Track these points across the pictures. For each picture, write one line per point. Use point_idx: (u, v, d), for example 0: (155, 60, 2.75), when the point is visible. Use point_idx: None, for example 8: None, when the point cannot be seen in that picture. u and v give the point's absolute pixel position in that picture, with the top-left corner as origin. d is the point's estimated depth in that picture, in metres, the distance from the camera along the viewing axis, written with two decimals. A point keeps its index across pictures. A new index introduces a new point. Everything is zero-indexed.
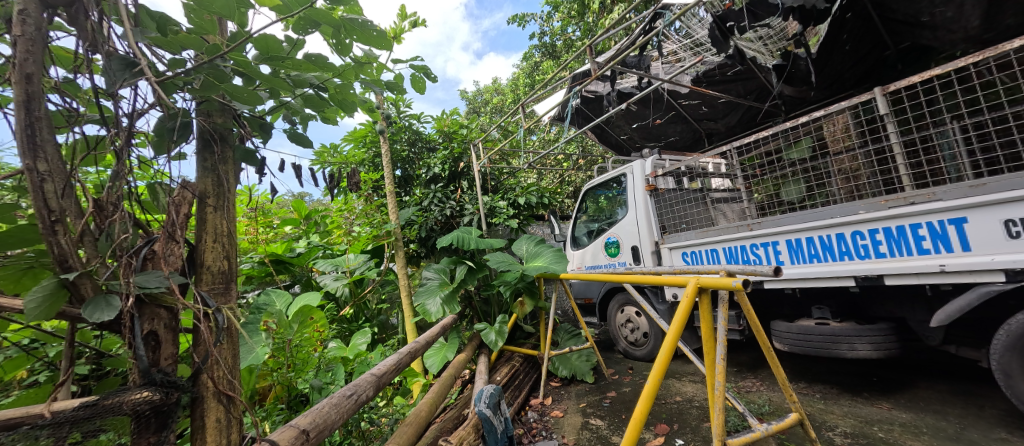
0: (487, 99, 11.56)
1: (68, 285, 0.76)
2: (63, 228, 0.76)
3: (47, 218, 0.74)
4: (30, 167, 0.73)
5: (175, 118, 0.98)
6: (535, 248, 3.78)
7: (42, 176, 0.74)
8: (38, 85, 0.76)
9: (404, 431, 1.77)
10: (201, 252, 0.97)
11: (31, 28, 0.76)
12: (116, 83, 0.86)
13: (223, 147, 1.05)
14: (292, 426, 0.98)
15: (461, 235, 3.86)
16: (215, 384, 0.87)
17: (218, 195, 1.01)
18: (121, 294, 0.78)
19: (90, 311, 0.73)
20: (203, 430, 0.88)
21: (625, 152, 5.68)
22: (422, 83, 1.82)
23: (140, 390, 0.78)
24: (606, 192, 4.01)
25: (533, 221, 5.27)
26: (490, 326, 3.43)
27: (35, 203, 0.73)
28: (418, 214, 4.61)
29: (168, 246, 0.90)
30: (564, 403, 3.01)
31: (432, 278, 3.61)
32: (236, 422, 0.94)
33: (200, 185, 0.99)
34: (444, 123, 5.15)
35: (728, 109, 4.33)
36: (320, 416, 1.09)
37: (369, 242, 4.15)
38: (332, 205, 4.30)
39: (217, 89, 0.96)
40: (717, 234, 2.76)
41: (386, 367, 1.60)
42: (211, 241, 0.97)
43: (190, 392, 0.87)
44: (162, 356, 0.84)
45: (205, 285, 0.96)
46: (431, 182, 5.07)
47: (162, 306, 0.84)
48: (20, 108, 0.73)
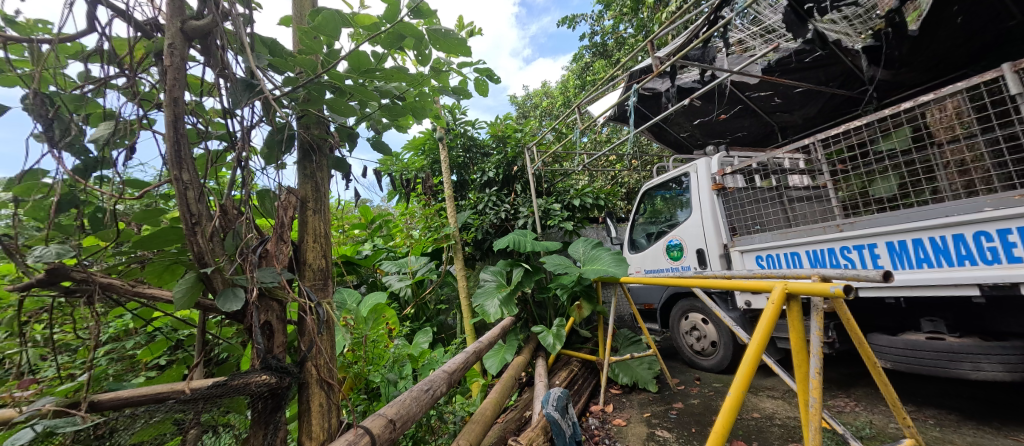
0: (537, 102, 11.63)
1: (203, 279, 0.87)
2: (200, 230, 0.87)
3: (189, 221, 0.86)
4: (178, 176, 0.85)
5: (282, 132, 1.09)
6: (591, 251, 3.71)
7: (185, 184, 0.86)
8: (182, 106, 0.88)
9: (472, 429, 1.81)
10: (303, 250, 1.06)
11: (177, 58, 0.89)
12: (239, 102, 0.98)
13: (320, 156, 1.16)
14: (381, 415, 1.04)
15: (517, 238, 3.91)
16: (318, 371, 0.95)
17: (317, 199, 1.11)
18: (244, 286, 0.88)
19: (223, 300, 0.84)
20: (309, 414, 0.96)
21: (686, 150, 5.40)
22: (485, 88, 1.88)
23: (259, 373, 0.87)
24: (665, 193, 3.86)
25: (588, 223, 5.20)
26: (548, 329, 3.41)
27: (180, 207, 0.85)
28: (474, 217, 4.72)
29: (278, 246, 1.00)
30: (626, 411, 2.89)
31: (490, 281, 3.70)
32: (335, 408, 1.01)
33: (302, 190, 1.10)
34: (498, 128, 5.24)
35: (806, 99, 3.97)
36: (404, 407, 1.14)
37: (429, 245, 4.32)
38: (395, 210, 4.55)
39: (319, 102, 1.06)
40: (799, 236, 2.53)
41: (456, 364, 1.65)
42: (312, 241, 1.07)
43: (298, 378, 0.95)
44: (275, 344, 0.93)
45: (308, 281, 1.05)
46: (486, 186, 5.18)
47: (274, 299, 0.94)
48: (170, 127, 0.86)
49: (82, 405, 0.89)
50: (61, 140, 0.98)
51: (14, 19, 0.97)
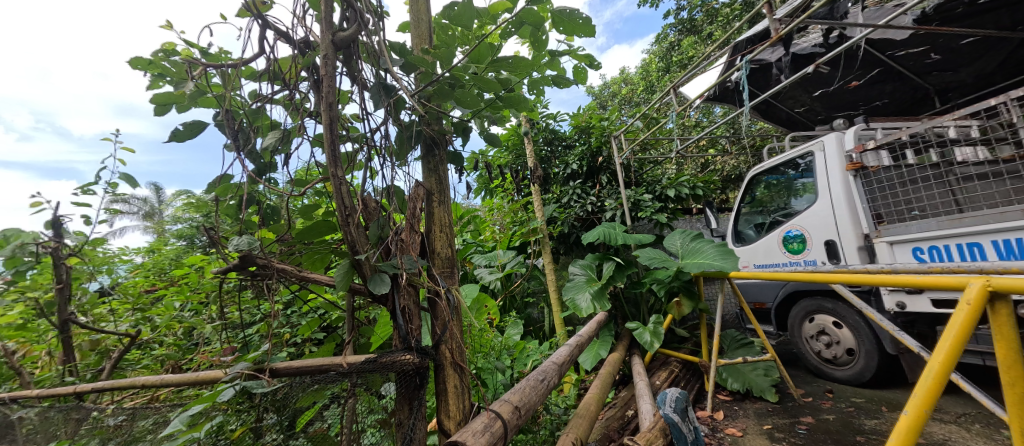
0: (615, 91, 11.12)
1: (355, 265, 0.96)
2: (353, 221, 0.97)
3: (344, 213, 0.96)
4: (335, 173, 0.96)
5: (410, 129, 1.16)
6: (691, 244, 3.40)
7: (340, 180, 0.96)
8: (335, 111, 0.99)
9: (579, 423, 1.72)
10: (431, 239, 1.12)
11: (330, 67, 0.99)
12: (379, 103, 1.07)
13: (440, 151, 1.22)
14: (507, 401, 1.06)
15: (606, 230, 3.76)
16: (452, 353, 0.99)
17: (441, 192, 1.17)
18: (388, 272, 0.96)
19: (373, 284, 0.92)
20: (447, 393, 1.01)
21: (802, 128, 4.69)
22: (584, 75, 1.82)
23: (404, 353, 0.93)
24: (777, 178, 3.41)
25: (681, 214, 4.81)
26: (643, 326, 3.23)
27: (337, 201, 0.95)
28: (560, 211, 4.67)
29: (411, 235, 1.07)
30: (741, 421, 2.61)
31: (580, 275, 3.63)
32: (467, 390, 1.05)
33: (428, 183, 1.17)
34: (581, 119, 5.10)
35: (981, 50, 3.16)
36: (525, 395, 1.15)
37: (516, 239, 4.38)
38: (482, 206, 4.71)
39: (449, 95, 1.12)
40: (975, 223, 2.09)
41: (564, 356, 1.62)
42: (438, 231, 1.13)
43: (435, 359, 1.01)
44: (414, 326, 1.00)
45: (437, 269, 1.11)
46: (570, 178, 5.09)
47: (411, 285, 1.00)
48: (327, 130, 0.96)
49: (265, 372, 1.04)
50: (244, 148, 1.18)
51: (208, 50, 1.17)
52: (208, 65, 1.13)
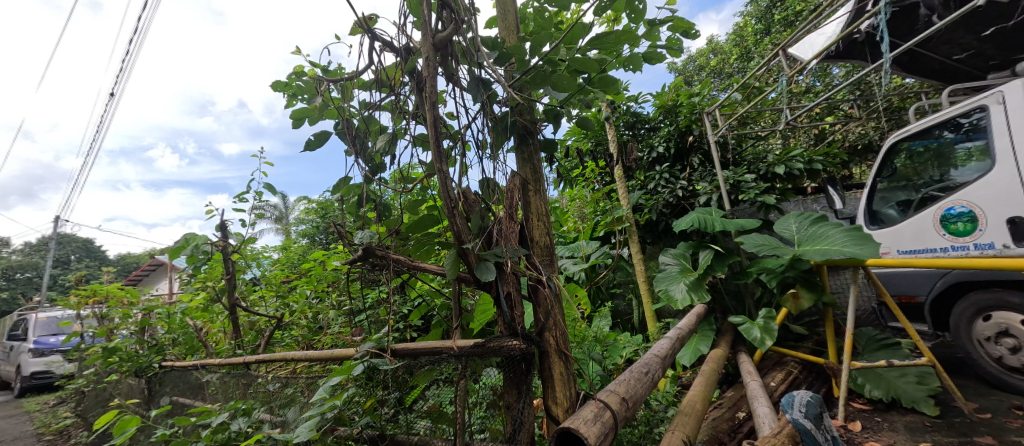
0: (703, 63, 10.07)
1: (462, 254, 1.01)
2: (458, 212, 1.02)
3: (450, 205, 1.01)
4: (440, 167, 1.02)
5: (504, 120, 1.19)
6: (812, 228, 2.93)
7: (445, 173, 1.02)
8: (438, 108, 1.05)
9: (685, 420, 1.60)
10: (530, 227, 1.13)
11: (431, 68, 1.06)
12: (477, 97, 1.12)
13: (533, 140, 1.22)
14: (613, 391, 1.03)
15: (701, 216, 3.44)
16: (557, 340, 0.99)
17: (536, 180, 1.17)
18: (492, 260, 0.99)
19: (480, 272, 0.96)
20: (553, 379, 1.01)
21: (965, 78, 3.76)
22: (678, 48, 1.68)
23: (511, 339, 0.96)
24: (928, 144, 2.82)
25: (794, 194, 4.19)
26: (752, 321, 2.89)
27: (443, 193, 1.01)
28: (646, 197, 4.40)
29: (510, 224, 1.09)
30: (886, 434, 2.20)
31: (672, 265, 3.39)
32: (572, 377, 1.04)
33: (523, 173, 1.18)
34: (666, 98, 4.73)
35: None
36: (631, 387, 1.11)
37: (600, 229, 4.24)
38: (563, 197, 4.67)
39: (545, 80, 1.13)
40: None
41: (666, 349, 1.54)
42: (536, 219, 1.14)
43: (539, 345, 1.02)
44: (518, 313, 1.02)
45: (537, 257, 1.11)
46: (656, 163, 4.76)
47: (513, 272, 1.03)
48: (432, 126, 1.03)
49: (388, 352, 1.20)
50: (360, 153, 1.32)
51: (328, 68, 1.34)
52: (330, 81, 1.29)
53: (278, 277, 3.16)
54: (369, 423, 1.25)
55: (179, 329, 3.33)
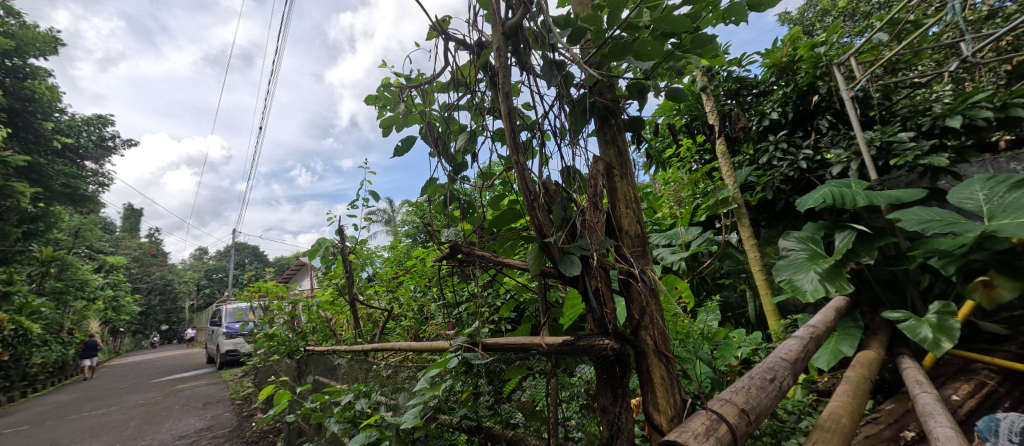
0: (829, 5, 8.30)
1: (544, 248, 0.97)
2: (538, 205, 0.98)
3: (529, 198, 0.97)
4: (517, 160, 0.99)
5: (583, 102, 1.10)
6: (1012, 195, 2.19)
7: (523, 166, 0.98)
8: (512, 99, 1.02)
9: (828, 436, 1.30)
10: (618, 216, 1.03)
11: (503, 58, 1.03)
12: (552, 82, 1.06)
13: (617, 120, 1.11)
14: (728, 401, 0.89)
15: (834, 190, 2.84)
16: (656, 341, 0.88)
17: (622, 164, 1.05)
18: (576, 254, 0.93)
19: (565, 266, 0.90)
20: (653, 383, 0.90)
21: None
22: None
23: (602, 338, 0.88)
24: None
25: (978, 152, 3.20)
26: (918, 317, 2.29)
27: (521, 187, 0.98)
28: (758, 173, 3.82)
29: (595, 214, 1.01)
30: None
31: (796, 251, 2.88)
32: (676, 383, 0.92)
33: (607, 157, 1.07)
34: (779, 54, 4.01)
35: None
36: (752, 397, 0.94)
37: (702, 213, 3.81)
38: (655, 180, 4.31)
39: (627, 51, 1.01)
40: None
41: (795, 352, 1.30)
42: (624, 207, 1.02)
43: (635, 346, 0.92)
44: (608, 309, 0.93)
45: (627, 249, 1.00)
46: (769, 132, 4.09)
47: (601, 266, 0.94)
48: (507, 119, 1.00)
49: (479, 347, 1.23)
50: (443, 153, 1.36)
51: (411, 76, 1.41)
52: (412, 88, 1.36)
53: (387, 273, 3.53)
54: (467, 414, 1.30)
55: (317, 318, 3.95)
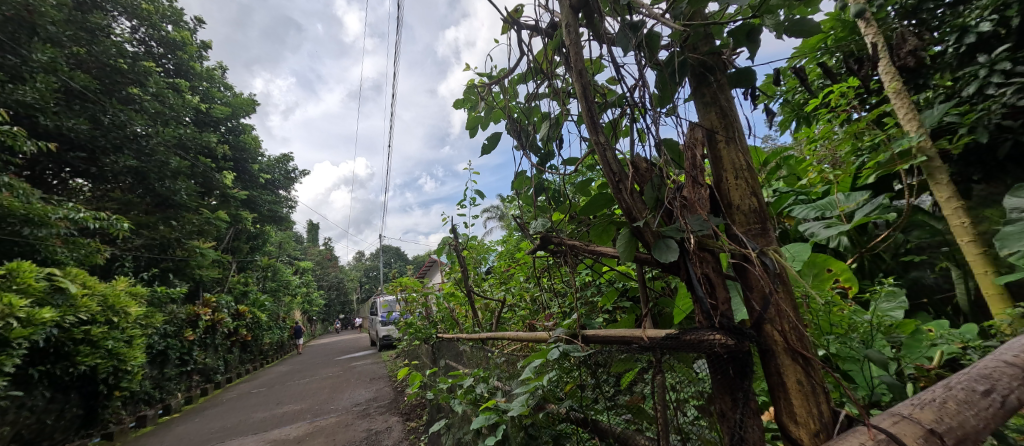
0: None
1: (636, 233, 0.88)
2: (625, 187, 0.89)
3: (614, 181, 0.90)
4: (597, 140, 0.91)
5: (672, 63, 0.95)
6: None
7: (604, 146, 0.90)
8: (587, 75, 0.95)
9: None
10: (726, 189, 0.84)
11: (574, 35, 0.96)
12: (630, 48, 0.95)
13: (718, 74, 0.91)
14: (902, 416, 0.68)
15: None
16: (785, 339, 0.70)
17: (727, 127, 0.86)
18: (674, 238, 0.81)
19: (659, 252, 0.80)
20: (786, 390, 0.72)
21: None
22: None
23: (712, 332, 0.75)
24: None
25: None
26: None
27: (604, 169, 0.91)
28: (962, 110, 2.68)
29: (696, 190, 0.87)
30: None
31: None
32: (823, 392, 0.71)
33: (707, 121, 0.89)
34: None
35: None
36: (950, 415, 0.69)
37: None
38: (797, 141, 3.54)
39: None
40: None
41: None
42: (733, 178, 0.83)
43: (758, 344, 0.75)
44: (718, 299, 0.79)
45: (741, 227, 0.81)
46: None
47: (706, 249, 0.80)
48: (582, 98, 0.93)
49: (579, 338, 1.17)
50: (528, 145, 1.35)
51: (493, 73, 1.43)
52: (493, 84, 1.38)
53: (500, 266, 3.71)
54: (573, 405, 1.28)
55: (444, 309, 4.41)
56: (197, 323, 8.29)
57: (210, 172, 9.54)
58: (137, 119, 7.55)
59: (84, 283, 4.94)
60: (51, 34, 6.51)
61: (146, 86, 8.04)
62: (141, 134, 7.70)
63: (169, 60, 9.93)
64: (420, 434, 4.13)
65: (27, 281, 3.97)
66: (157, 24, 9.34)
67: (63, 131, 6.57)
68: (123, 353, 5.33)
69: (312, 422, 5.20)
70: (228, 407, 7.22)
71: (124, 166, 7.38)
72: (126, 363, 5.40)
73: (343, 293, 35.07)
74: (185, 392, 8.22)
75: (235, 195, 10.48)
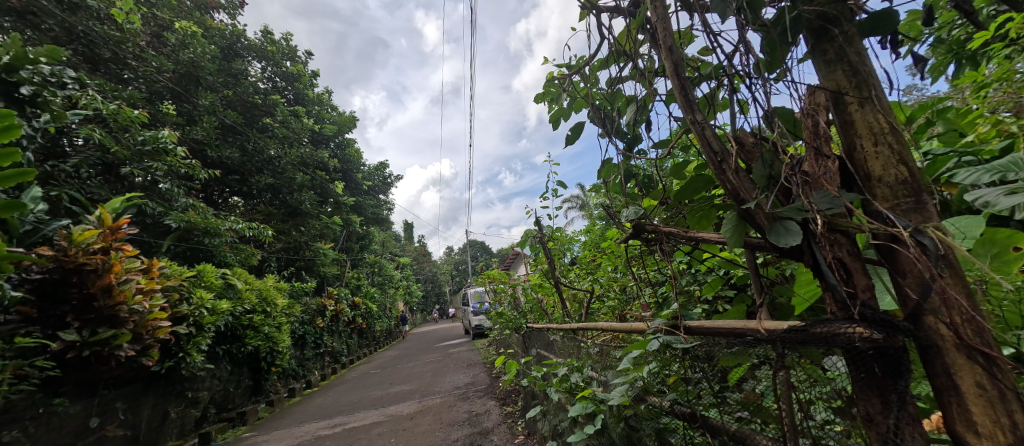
0: None
1: (746, 216, 0.80)
2: (728, 166, 0.82)
3: (715, 161, 0.83)
4: (693, 119, 0.85)
5: (781, 22, 0.83)
6: None
7: (702, 124, 0.84)
8: (678, 50, 0.89)
9: None
10: (863, 160, 0.71)
11: (660, 10, 0.91)
12: (728, 13, 0.87)
13: (845, 25, 0.77)
14: None
15: None
16: (956, 333, 0.57)
17: (860, 85, 0.72)
18: (794, 219, 0.72)
19: (776, 236, 0.72)
20: (962, 397, 0.58)
21: None
22: None
23: (852, 325, 0.66)
24: None
25: None
26: None
27: (704, 150, 0.84)
28: None
29: (820, 164, 0.76)
30: None
31: None
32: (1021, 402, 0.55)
33: (832, 83, 0.76)
34: None
35: None
36: None
37: None
38: None
39: None
40: None
41: None
42: (871, 145, 0.70)
43: (916, 339, 0.63)
44: (858, 287, 0.68)
45: (885, 203, 0.68)
46: None
47: (837, 230, 0.70)
48: (673, 76, 0.87)
49: (681, 330, 1.09)
50: (613, 131, 1.31)
51: (571, 63, 1.42)
52: (574, 73, 1.37)
53: (585, 256, 3.67)
54: (678, 399, 1.22)
55: (532, 299, 4.52)
56: (325, 312, 9.77)
57: (325, 184, 11.09)
58: (271, 144, 9.12)
59: (246, 280, 6.16)
60: (210, 84, 8.19)
61: (275, 115, 9.64)
62: (275, 156, 9.27)
63: (290, 91, 11.75)
64: (517, 418, 4.32)
65: (210, 280, 5.09)
66: (279, 62, 11.11)
67: (223, 160, 8.24)
68: (275, 337, 6.54)
69: (421, 401, 5.79)
70: (353, 384, 8.41)
71: (265, 184, 8.98)
72: (278, 345, 6.61)
73: (437, 286, 38.03)
74: (321, 370, 9.78)
75: (346, 202, 12.03)
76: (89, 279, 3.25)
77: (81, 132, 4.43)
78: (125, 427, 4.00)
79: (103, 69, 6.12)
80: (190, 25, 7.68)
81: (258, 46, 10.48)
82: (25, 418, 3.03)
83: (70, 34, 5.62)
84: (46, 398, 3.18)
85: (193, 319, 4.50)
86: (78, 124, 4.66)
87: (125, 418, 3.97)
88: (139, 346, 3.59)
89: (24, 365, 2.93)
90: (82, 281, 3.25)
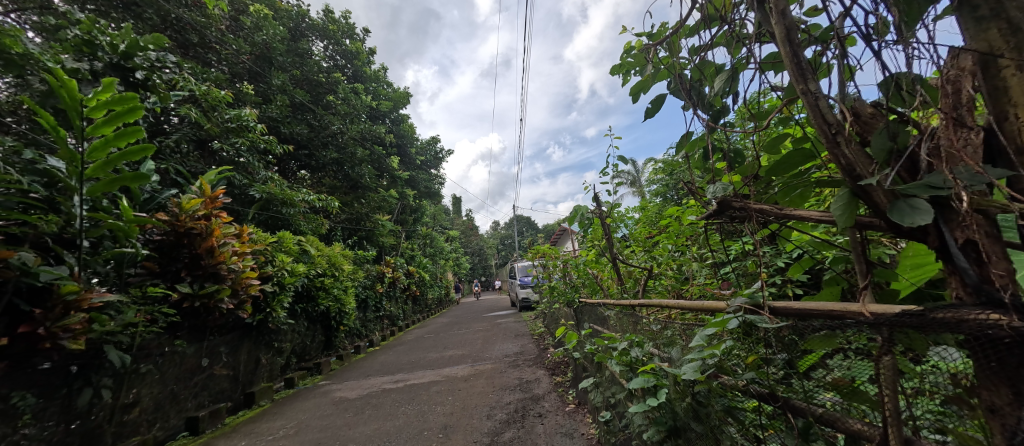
0: None
1: (860, 192, 0.76)
2: (843, 139, 0.77)
3: (828, 132, 0.78)
4: (805, 88, 0.80)
5: None
6: None
7: (815, 94, 0.79)
8: (790, 14, 0.83)
9: None
10: (1015, 131, 0.64)
11: None
12: None
13: None
14: None
15: None
16: None
17: (1020, 45, 0.64)
18: (923, 196, 0.68)
19: (900, 213, 0.67)
20: None
21: None
22: None
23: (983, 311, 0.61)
24: None
25: None
26: None
27: (815, 121, 0.80)
28: None
29: (958, 136, 0.69)
30: None
31: None
32: None
33: (984, 44, 0.68)
34: None
35: None
36: None
37: None
38: None
39: None
40: None
41: None
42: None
43: None
44: (997, 272, 0.63)
45: None
46: None
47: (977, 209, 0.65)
48: (784, 43, 0.83)
49: (765, 309, 1.07)
50: (698, 103, 1.25)
51: (652, 33, 1.37)
52: (655, 43, 1.32)
53: (642, 234, 3.57)
54: (754, 379, 1.21)
55: (585, 275, 4.52)
56: (384, 279, 10.50)
57: (383, 158, 11.61)
58: (334, 120, 9.66)
59: (317, 247, 6.75)
60: (280, 63, 8.75)
61: (337, 93, 10.16)
62: (338, 132, 9.83)
63: (349, 68, 12.25)
64: (567, 388, 4.44)
65: (289, 246, 5.65)
66: (338, 40, 11.56)
67: (294, 135, 8.90)
68: (343, 299, 7.16)
69: (474, 366, 6.13)
70: (411, 346, 9.08)
71: (330, 158, 9.60)
72: (345, 306, 7.24)
73: (484, 259, 39.10)
74: (381, 331, 10.63)
75: (400, 176, 12.55)
76: (196, 241, 3.75)
77: (180, 111, 4.97)
78: (228, 368, 4.67)
79: (192, 53, 6.75)
80: (262, 8, 8.21)
81: (321, 25, 10.98)
82: (156, 354, 3.60)
83: (165, 22, 6.26)
84: (171, 339, 3.77)
85: (277, 278, 5.03)
86: (177, 104, 5.24)
87: (228, 360, 4.64)
88: (237, 300, 4.11)
89: (154, 310, 3.41)
90: (191, 242, 3.75)
